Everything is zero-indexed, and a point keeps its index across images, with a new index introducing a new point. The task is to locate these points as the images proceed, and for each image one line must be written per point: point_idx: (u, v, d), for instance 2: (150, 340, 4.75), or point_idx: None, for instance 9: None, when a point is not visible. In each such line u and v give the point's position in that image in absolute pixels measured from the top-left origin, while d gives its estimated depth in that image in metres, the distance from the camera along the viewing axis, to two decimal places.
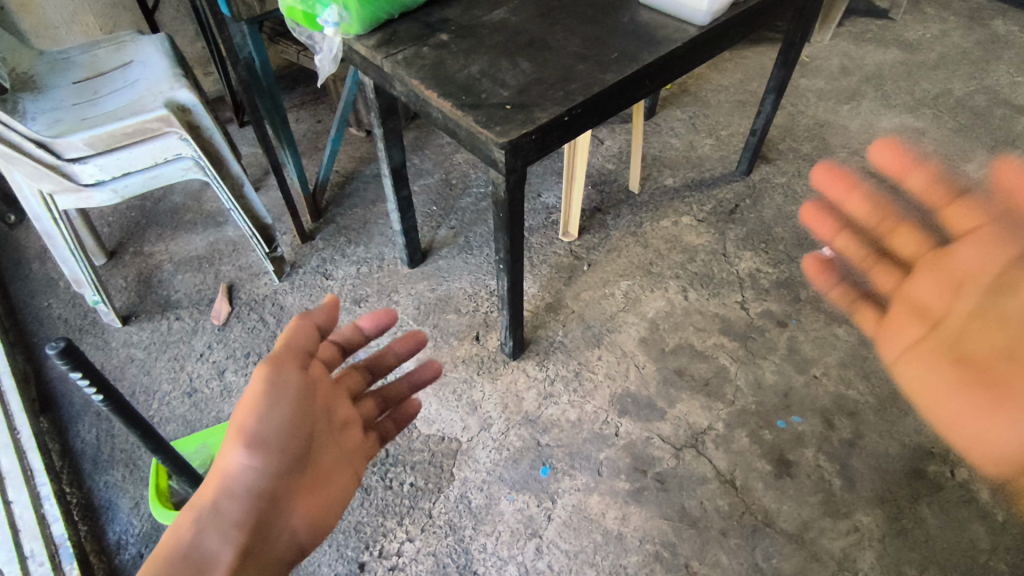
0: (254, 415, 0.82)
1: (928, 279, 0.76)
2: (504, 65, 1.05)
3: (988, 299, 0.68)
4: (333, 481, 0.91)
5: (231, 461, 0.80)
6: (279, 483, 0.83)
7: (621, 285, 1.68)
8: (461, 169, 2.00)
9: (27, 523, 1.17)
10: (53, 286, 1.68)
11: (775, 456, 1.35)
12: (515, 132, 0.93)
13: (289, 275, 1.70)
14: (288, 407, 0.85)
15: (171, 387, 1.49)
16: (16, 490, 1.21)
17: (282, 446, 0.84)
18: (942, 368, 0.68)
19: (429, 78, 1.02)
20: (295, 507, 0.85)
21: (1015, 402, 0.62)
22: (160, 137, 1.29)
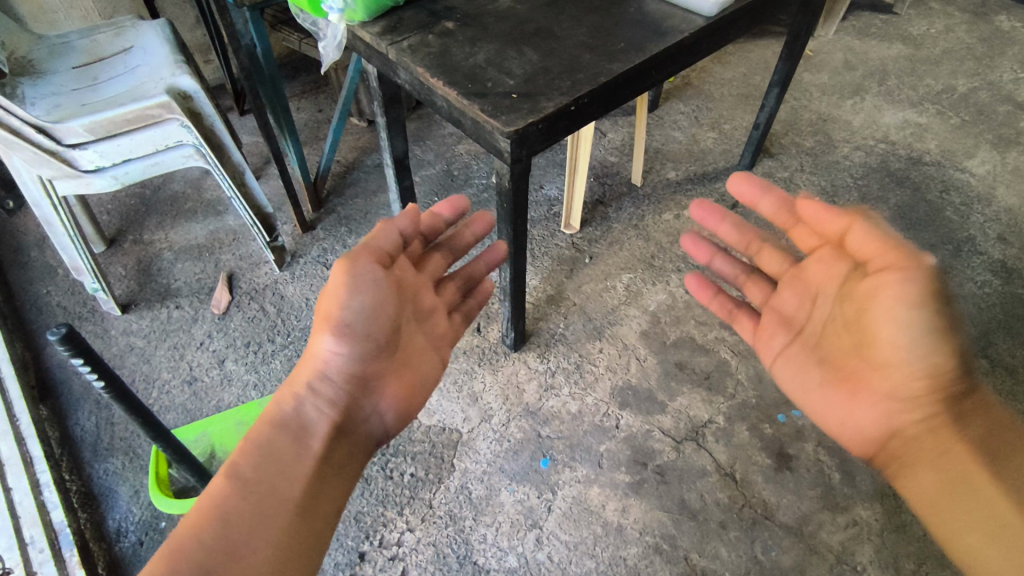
0: (341, 303, 0.82)
1: (790, 289, 0.90)
2: (510, 54, 1.04)
3: (831, 305, 0.83)
4: (422, 364, 0.91)
5: (323, 344, 0.82)
6: (369, 366, 0.85)
7: (622, 279, 1.67)
8: (463, 160, 2.00)
9: (26, 510, 1.17)
10: (53, 273, 1.67)
11: (775, 450, 1.35)
12: (521, 122, 0.92)
13: (290, 265, 1.70)
14: (374, 297, 0.84)
15: (170, 375, 1.48)
16: (15, 477, 1.21)
17: (370, 333, 0.84)
18: (811, 369, 0.84)
19: (433, 66, 1.01)
20: (387, 389, 0.87)
21: (859, 391, 0.79)
22: (161, 124, 1.28)
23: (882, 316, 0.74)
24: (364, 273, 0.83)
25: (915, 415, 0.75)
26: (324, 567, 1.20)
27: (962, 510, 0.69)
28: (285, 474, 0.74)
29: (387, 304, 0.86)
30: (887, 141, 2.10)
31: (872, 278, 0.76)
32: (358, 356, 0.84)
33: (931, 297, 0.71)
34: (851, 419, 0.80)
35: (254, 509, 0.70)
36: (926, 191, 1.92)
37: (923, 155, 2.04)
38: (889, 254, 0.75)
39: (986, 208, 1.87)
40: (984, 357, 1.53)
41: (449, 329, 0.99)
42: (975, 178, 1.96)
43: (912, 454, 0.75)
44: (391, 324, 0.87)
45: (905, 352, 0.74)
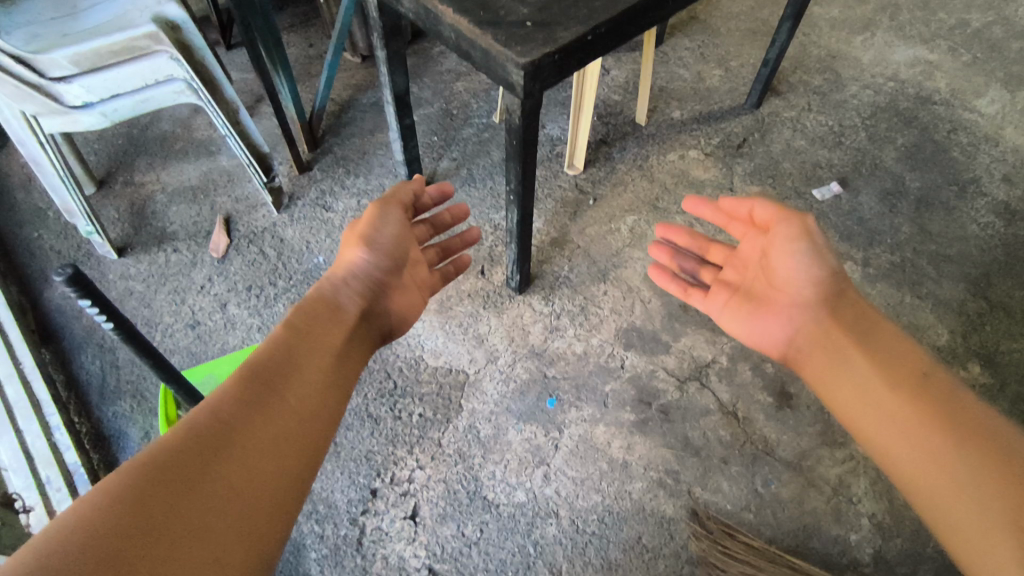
0: (369, 225, 0.96)
1: (732, 266, 1.03)
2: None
3: (755, 265, 0.98)
4: (409, 304, 0.97)
5: (356, 249, 0.92)
6: (384, 277, 0.93)
7: (627, 221, 1.66)
8: (462, 98, 1.93)
9: (40, 452, 1.19)
10: (43, 216, 1.63)
11: (777, 389, 1.37)
12: (536, 53, 0.88)
13: (288, 207, 1.66)
14: (394, 227, 0.98)
15: (173, 319, 1.47)
16: (26, 419, 1.22)
17: (391, 255, 0.95)
18: (738, 311, 0.97)
19: None
20: (388, 311, 0.93)
21: (772, 314, 0.92)
22: (149, 57, 1.21)
23: (779, 257, 0.93)
24: (390, 216, 0.99)
25: (815, 317, 0.88)
26: (337, 503, 1.22)
27: (900, 441, 0.74)
28: (316, 356, 0.77)
29: (399, 236, 0.98)
30: (897, 79, 2.04)
31: (767, 237, 0.96)
32: (376, 266, 0.93)
33: (812, 236, 0.92)
34: (764, 333, 0.93)
35: (286, 382, 0.72)
36: (934, 131, 1.89)
37: (932, 94, 2.00)
38: (778, 213, 0.95)
39: (993, 149, 1.85)
40: (984, 298, 1.54)
41: (429, 280, 1.03)
42: (984, 118, 1.93)
43: (820, 368, 0.86)
44: (397, 253, 0.97)
45: (796, 275, 0.91)
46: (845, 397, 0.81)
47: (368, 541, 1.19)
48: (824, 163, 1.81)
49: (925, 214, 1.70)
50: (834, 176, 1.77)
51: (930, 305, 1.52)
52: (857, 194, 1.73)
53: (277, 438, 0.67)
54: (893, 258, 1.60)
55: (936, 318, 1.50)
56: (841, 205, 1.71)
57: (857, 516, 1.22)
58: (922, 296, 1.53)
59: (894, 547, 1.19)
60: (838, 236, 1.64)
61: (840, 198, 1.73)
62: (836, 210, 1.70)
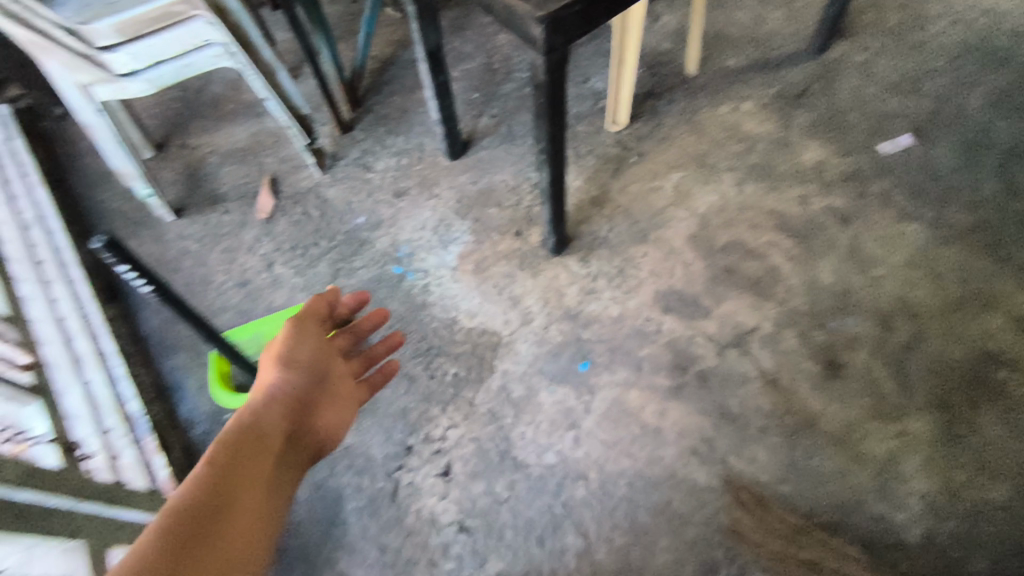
0: (286, 342, 0.97)
1: None
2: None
3: None
4: (336, 421, 1.00)
5: (273, 368, 0.92)
6: (306, 397, 0.93)
7: (671, 178, 1.59)
8: (504, 52, 1.87)
9: (104, 400, 1.22)
10: (109, 179, 1.73)
11: (824, 357, 1.31)
12: (555, 4, 0.83)
13: (331, 168, 1.69)
14: (312, 344, 1.01)
15: (224, 278, 1.54)
16: (91, 371, 1.25)
17: (310, 369, 0.97)
18: None
19: None
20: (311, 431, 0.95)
21: None
22: (188, 22, 1.23)
23: None
24: (306, 337, 1.01)
25: None
26: (374, 457, 1.28)
27: None
28: (258, 469, 0.75)
29: (316, 355, 1.00)
30: (991, 13, 1.82)
31: None
32: (299, 387, 0.92)
33: None
34: None
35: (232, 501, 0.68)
36: None
37: None
38: None
39: None
40: None
41: (352, 391, 1.09)
42: None
43: None
44: (316, 375, 0.98)
45: None
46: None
47: (403, 495, 1.24)
48: (897, 111, 1.65)
49: (1012, 168, 1.53)
50: (907, 126, 1.62)
51: (1009, 270, 1.38)
52: (932, 146, 1.58)
53: (233, 555, 0.63)
54: (970, 217, 1.46)
55: (1014, 284, 1.37)
56: (913, 158, 1.56)
57: (906, 494, 1.16)
58: (1000, 260, 1.40)
59: (946, 529, 1.13)
60: (906, 193, 1.51)
61: (912, 150, 1.58)
62: (906, 164, 1.55)
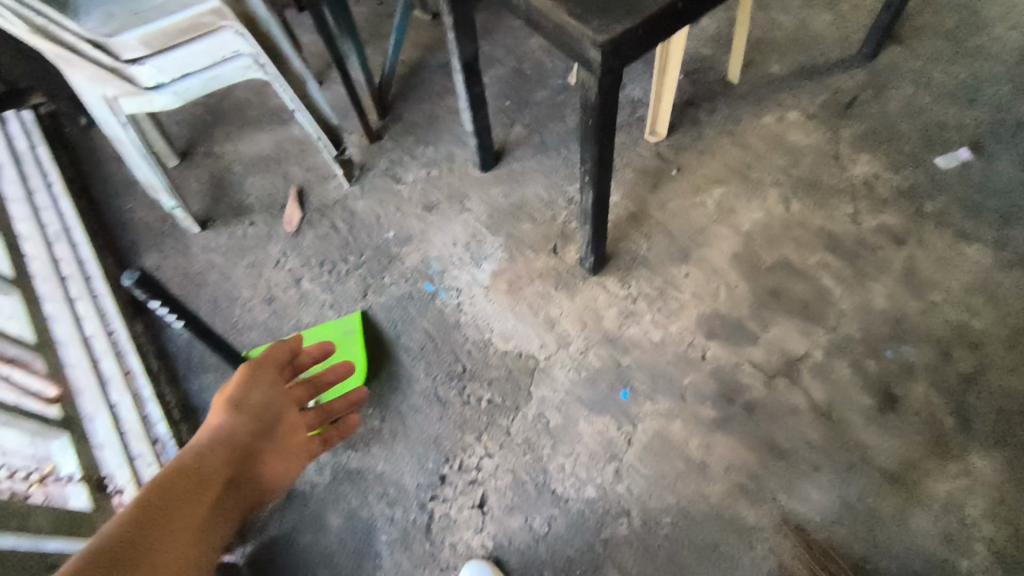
0: (270, 353, 0.96)
1: None
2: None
3: None
4: (274, 471, 0.85)
5: (251, 377, 0.90)
6: (251, 442, 0.82)
7: (713, 193, 1.51)
8: (536, 56, 1.80)
9: (130, 425, 1.16)
10: (133, 188, 1.69)
11: (879, 389, 1.24)
12: (618, 28, 0.76)
13: (359, 179, 1.64)
14: (286, 354, 0.99)
15: (251, 294, 1.50)
16: (117, 393, 1.20)
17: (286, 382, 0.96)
18: None
19: None
20: (248, 482, 0.81)
21: None
22: (216, 33, 1.17)
23: None
24: (262, 377, 0.91)
25: None
26: (407, 487, 1.24)
27: None
28: (199, 502, 0.68)
29: (259, 413, 0.86)
30: None
31: None
32: (276, 396, 0.90)
33: None
34: None
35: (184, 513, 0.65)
36: None
37: None
38: None
39: None
40: None
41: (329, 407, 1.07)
42: None
43: None
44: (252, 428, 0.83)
45: None
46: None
47: (437, 528, 1.20)
48: (953, 123, 1.56)
49: None
50: (964, 139, 1.53)
51: None
52: (991, 162, 1.50)
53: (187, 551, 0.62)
54: None
55: None
56: (971, 175, 1.48)
57: (970, 540, 1.10)
58: None
59: None
60: (965, 212, 1.43)
61: (970, 166, 1.50)
62: (964, 181, 1.47)
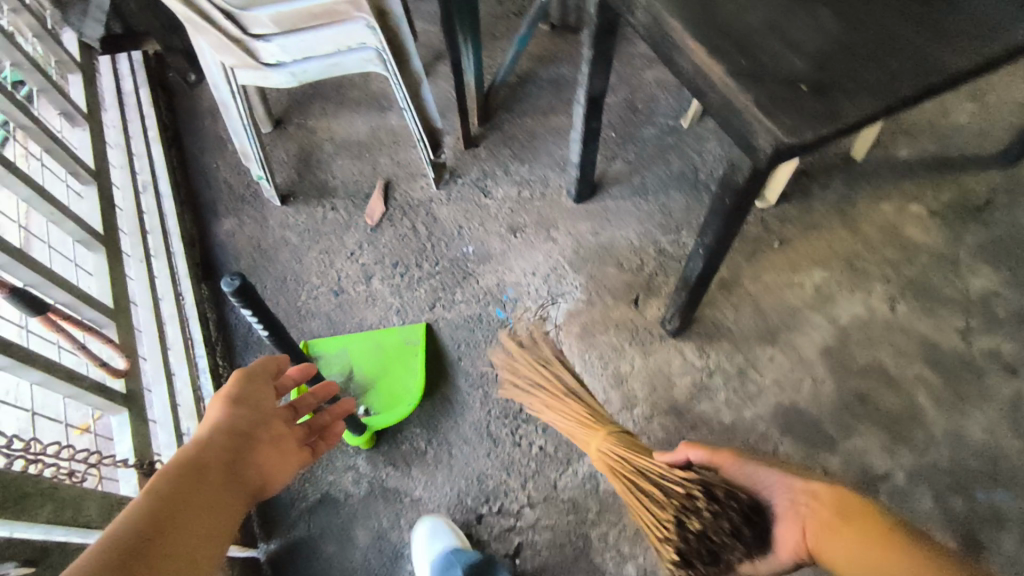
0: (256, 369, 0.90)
1: None
2: (804, 17, 0.74)
3: None
4: (273, 467, 0.81)
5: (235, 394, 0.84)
6: (252, 433, 0.80)
7: (814, 276, 1.42)
8: (651, 91, 1.72)
9: (185, 399, 1.15)
10: (221, 146, 1.66)
11: (960, 531, 1.15)
12: (809, 133, 0.67)
13: (447, 183, 1.59)
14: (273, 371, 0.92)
15: (319, 281, 1.47)
16: (178, 363, 1.19)
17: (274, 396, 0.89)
18: None
19: (692, 21, 0.74)
20: (255, 472, 0.77)
21: None
22: (347, 22, 1.13)
23: None
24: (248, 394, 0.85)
25: None
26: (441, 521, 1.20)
27: None
28: (208, 491, 0.68)
29: (258, 405, 0.84)
30: None
31: None
32: (261, 411, 0.84)
33: None
34: None
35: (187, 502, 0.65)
36: None
37: None
38: None
39: None
40: None
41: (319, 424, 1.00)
42: None
43: None
44: (251, 421, 0.82)
45: None
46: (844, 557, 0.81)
47: None
48: None
49: None
50: None
51: None
52: None
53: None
54: None
55: None
56: None
57: None
58: None
59: None
60: None
61: None
62: None
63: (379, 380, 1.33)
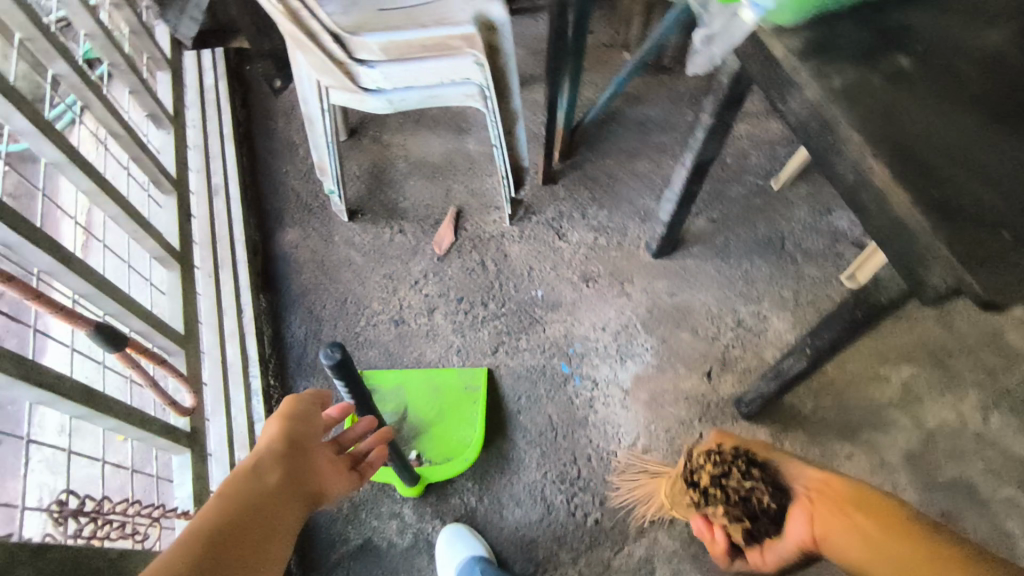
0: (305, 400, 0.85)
1: None
2: (1002, 144, 0.65)
3: None
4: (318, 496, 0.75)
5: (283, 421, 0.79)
6: (304, 447, 0.77)
7: (902, 371, 1.33)
8: (742, 145, 1.64)
9: (239, 428, 1.11)
10: (293, 151, 1.61)
11: None
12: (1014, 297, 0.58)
13: (521, 219, 1.52)
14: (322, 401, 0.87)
15: (380, 308, 1.42)
16: (235, 388, 1.15)
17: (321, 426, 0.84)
18: None
19: (875, 135, 0.65)
20: (307, 486, 0.74)
21: None
22: (456, 56, 1.05)
23: None
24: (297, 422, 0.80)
25: None
26: None
27: None
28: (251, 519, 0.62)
29: (311, 413, 0.83)
30: None
31: None
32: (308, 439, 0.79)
33: None
34: None
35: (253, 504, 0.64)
36: None
37: None
38: None
39: None
40: None
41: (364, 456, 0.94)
42: None
43: None
44: (306, 427, 0.80)
45: None
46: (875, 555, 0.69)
47: None
48: None
49: None
50: None
51: None
52: None
53: None
54: None
55: None
56: None
57: None
58: None
59: None
60: None
61: None
62: None
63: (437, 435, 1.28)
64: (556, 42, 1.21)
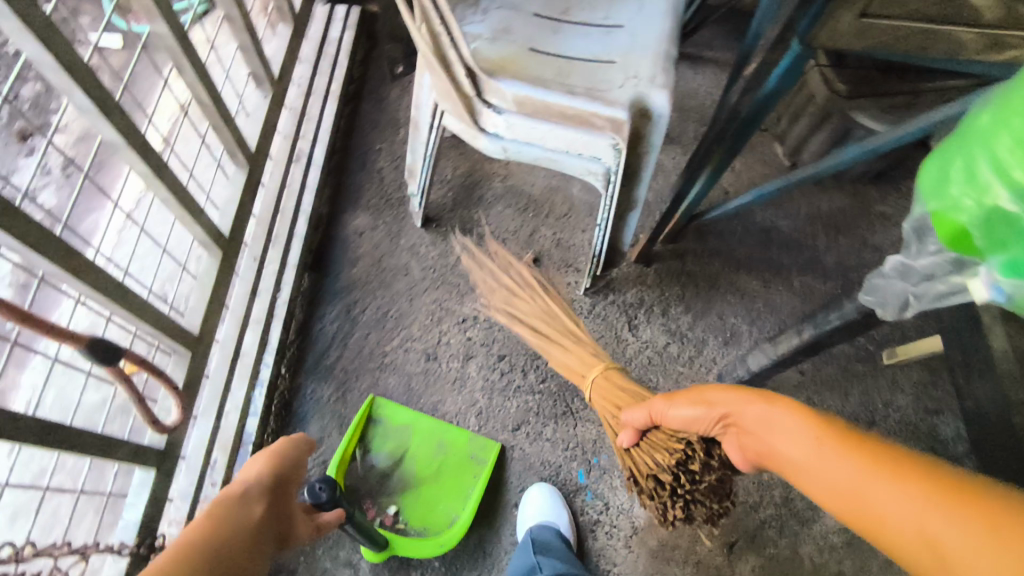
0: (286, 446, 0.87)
1: None
2: None
3: None
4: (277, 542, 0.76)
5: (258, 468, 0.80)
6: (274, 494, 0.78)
7: None
8: None
9: (227, 427, 1.06)
10: (393, 130, 1.48)
11: None
12: None
13: (597, 293, 1.37)
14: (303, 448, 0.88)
15: (418, 335, 1.31)
16: (238, 382, 1.08)
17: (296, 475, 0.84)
18: None
19: None
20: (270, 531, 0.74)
21: None
22: (592, 131, 0.89)
23: None
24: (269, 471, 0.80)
25: None
26: None
27: None
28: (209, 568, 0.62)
29: (290, 462, 0.84)
30: None
31: None
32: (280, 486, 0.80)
33: None
34: None
35: (211, 548, 0.64)
36: None
37: None
38: None
39: None
40: None
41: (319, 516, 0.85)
42: None
43: None
44: (284, 477, 0.82)
45: None
46: (792, 445, 0.60)
47: None
48: None
49: None
50: None
51: None
52: None
53: None
54: None
55: None
56: None
57: None
58: None
59: None
60: None
61: None
62: None
63: (421, 509, 1.18)
64: (711, 142, 1.03)
